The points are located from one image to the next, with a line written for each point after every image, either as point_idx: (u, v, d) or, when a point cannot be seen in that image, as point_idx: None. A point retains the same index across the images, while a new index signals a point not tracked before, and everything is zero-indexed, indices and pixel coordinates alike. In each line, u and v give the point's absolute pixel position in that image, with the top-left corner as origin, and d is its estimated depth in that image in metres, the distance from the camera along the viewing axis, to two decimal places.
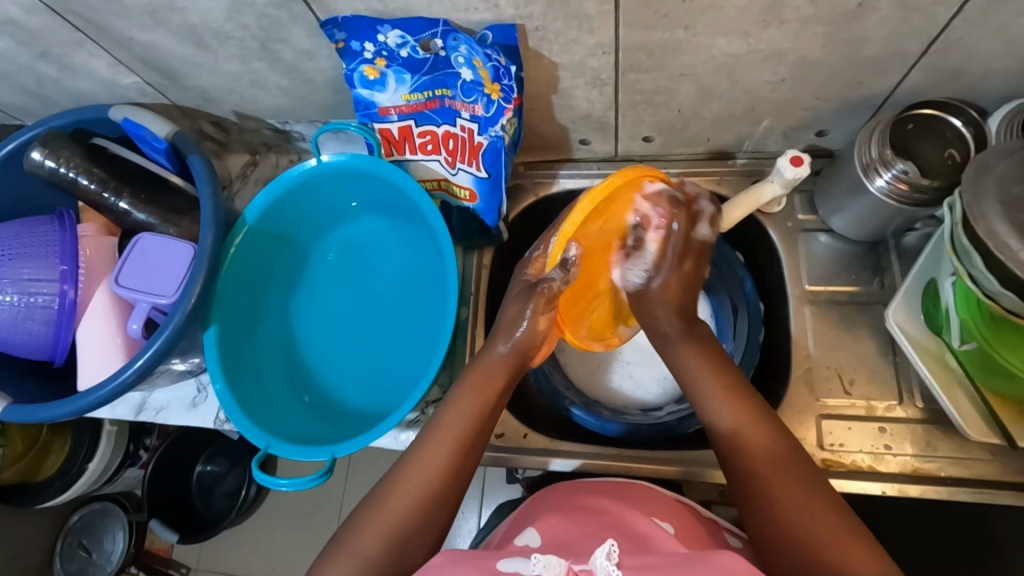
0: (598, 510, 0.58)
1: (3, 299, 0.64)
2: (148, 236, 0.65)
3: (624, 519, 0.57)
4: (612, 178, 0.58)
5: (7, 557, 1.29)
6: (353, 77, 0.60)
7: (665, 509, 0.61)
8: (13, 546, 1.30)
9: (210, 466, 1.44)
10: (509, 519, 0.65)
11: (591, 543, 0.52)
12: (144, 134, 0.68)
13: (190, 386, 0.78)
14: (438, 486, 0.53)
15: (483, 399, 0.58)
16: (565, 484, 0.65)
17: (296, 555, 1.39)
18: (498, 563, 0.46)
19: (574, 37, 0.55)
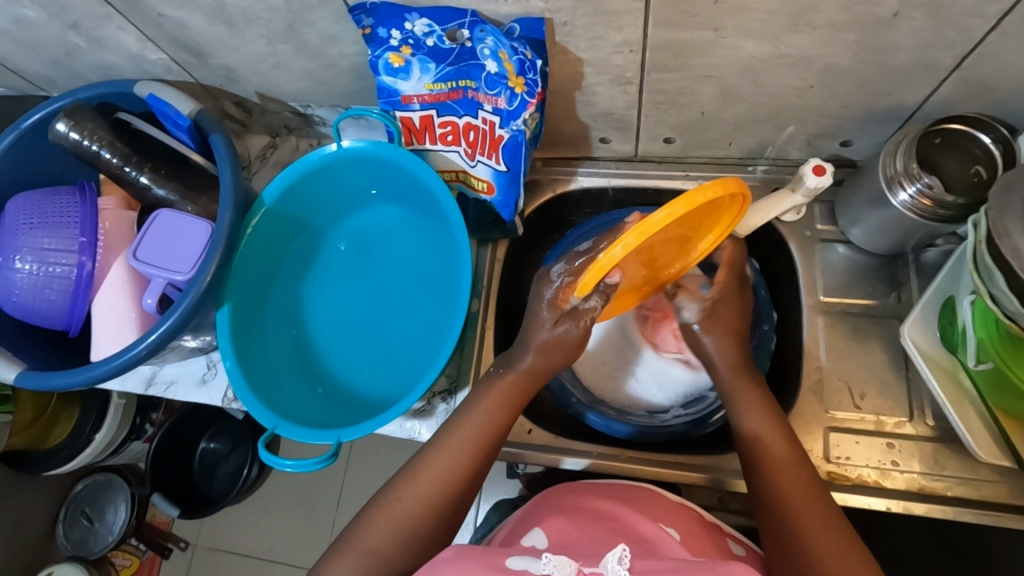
0: (604, 513, 0.59)
1: (22, 267, 0.65)
2: (166, 212, 0.65)
3: (629, 525, 0.57)
4: (676, 208, 0.46)
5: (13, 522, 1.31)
6: (377, 64, 0.61)
7: (672, 514, 0.61)
8: (19, 511, 1.32)
9: (213, 444, 1.46)
10: (514, 515, 0.65)
11: (597, 547, 0.53)
12: (167, 110, 0.68)
13: (200, 362, 0.79)
14: (450, 476, 0.54)
15: (502, 404, 0.58)
16: (574, 484, 0.65)
17: (294, 537, 1.41)
18: (506, 560, 0.47)
19: (601, 34, 0.55)
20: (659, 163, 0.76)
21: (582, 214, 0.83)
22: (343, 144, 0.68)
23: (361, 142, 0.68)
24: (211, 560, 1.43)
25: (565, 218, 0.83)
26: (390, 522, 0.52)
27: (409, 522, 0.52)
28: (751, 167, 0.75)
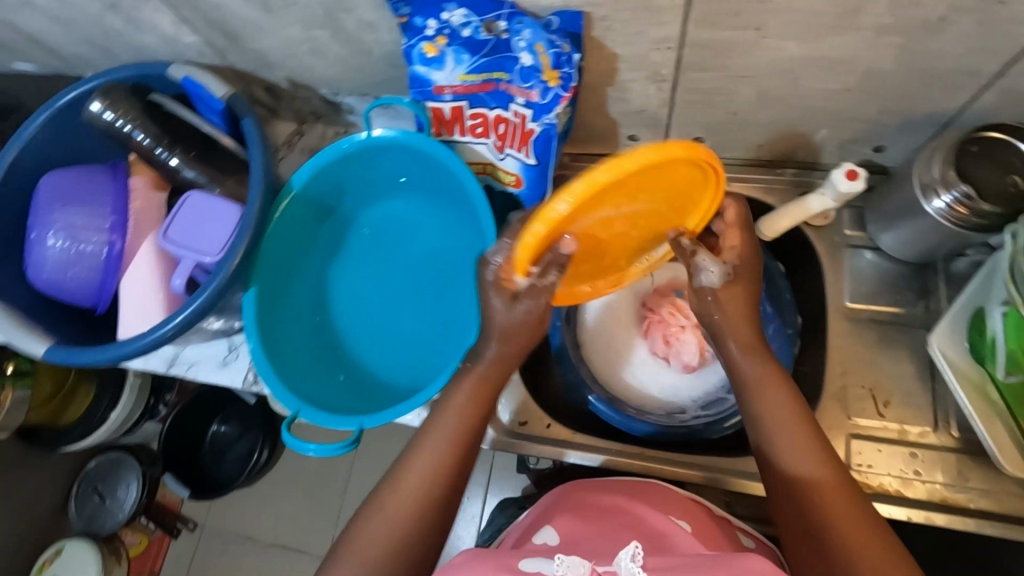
0: (614, 510, 0.59)
1: (54, 243, 0.67)
2: (197, 193, 0.65)
3: (640, 519, 0.57)
4: (595, 174, 0.46)
5: (25, 496, 1.34)
6: (412, 53, 0.61)
7: (681, 507, 0.61)
8: (32, 485, 1.35)
9: (224, 428, 1.46)
10: (525, 514, 0.65)
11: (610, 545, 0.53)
12: (202, 93, 0.69)
13: (222, 345, 0.80)
14: (453, 459, 0.54)
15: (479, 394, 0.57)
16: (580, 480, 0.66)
17: (302, 522, 1.43)
18: (520, 562, 0.47)
19: (639, 30, 0.55)
20: None
21: None
22: (375, 133, 0.68)
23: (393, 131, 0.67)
24: (219, 542, 1.45)
25: None
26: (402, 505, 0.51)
27: (429, 510, 0.52)
28: (780, 170, 0.74)
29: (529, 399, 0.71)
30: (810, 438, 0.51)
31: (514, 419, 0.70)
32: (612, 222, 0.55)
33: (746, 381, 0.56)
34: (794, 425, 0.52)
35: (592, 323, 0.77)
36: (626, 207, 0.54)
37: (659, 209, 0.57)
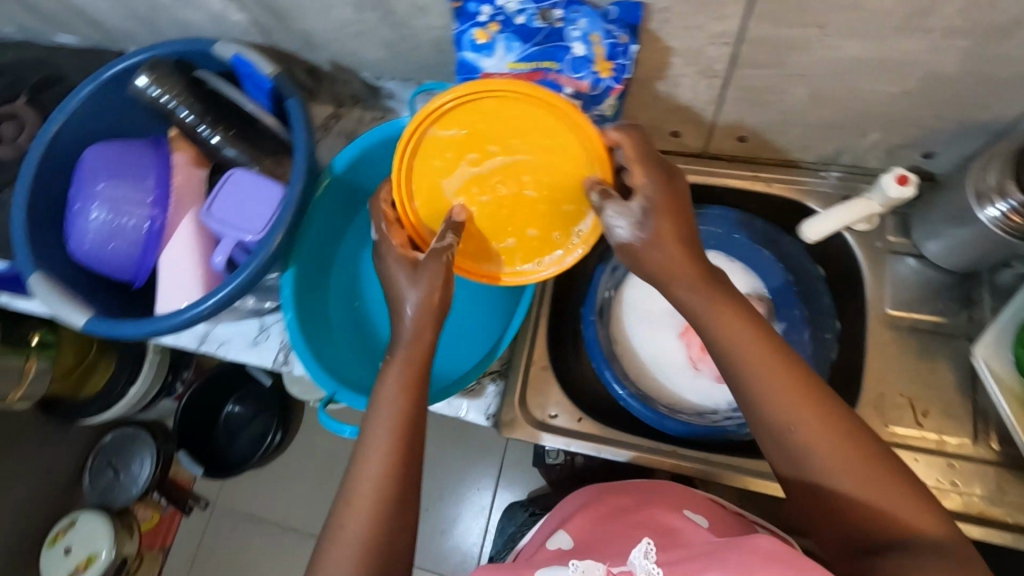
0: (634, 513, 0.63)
1: (96, 216, 0.67)
2: (241, 170, 0.65)
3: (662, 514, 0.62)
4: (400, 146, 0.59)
5: (41, 465, 1.35)
6: (462, 39, 0.60)
7: (694, 502, 0.66)
8: (47, 455, 1.36)
9: (238, 408, 1.47)
10: (547, 519, 0.73)
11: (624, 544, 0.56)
12: (251, 72, 0.68)
13: (253, 324, 0.80)
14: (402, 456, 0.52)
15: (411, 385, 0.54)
16: (588, 490, 0.71)
17: (314, 504, 1.44)
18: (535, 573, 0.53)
19: (699, 23, 0.54)
20: (728, 162, 0.75)
21: None
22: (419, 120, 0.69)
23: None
24: (229, 520, 1.46)
25: None
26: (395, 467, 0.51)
27: None
28: (823, 172, 0.73)
29: (561, 392, 0.71)
30: (838, 425, 0.47)
31: (544, 412, 0.70)
32: (492, 177, 0.61)
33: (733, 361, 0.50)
34: (812, 419, 0.47)
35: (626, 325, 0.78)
36: (488, 161, 0.60)
37: (557, 158, 0.59)
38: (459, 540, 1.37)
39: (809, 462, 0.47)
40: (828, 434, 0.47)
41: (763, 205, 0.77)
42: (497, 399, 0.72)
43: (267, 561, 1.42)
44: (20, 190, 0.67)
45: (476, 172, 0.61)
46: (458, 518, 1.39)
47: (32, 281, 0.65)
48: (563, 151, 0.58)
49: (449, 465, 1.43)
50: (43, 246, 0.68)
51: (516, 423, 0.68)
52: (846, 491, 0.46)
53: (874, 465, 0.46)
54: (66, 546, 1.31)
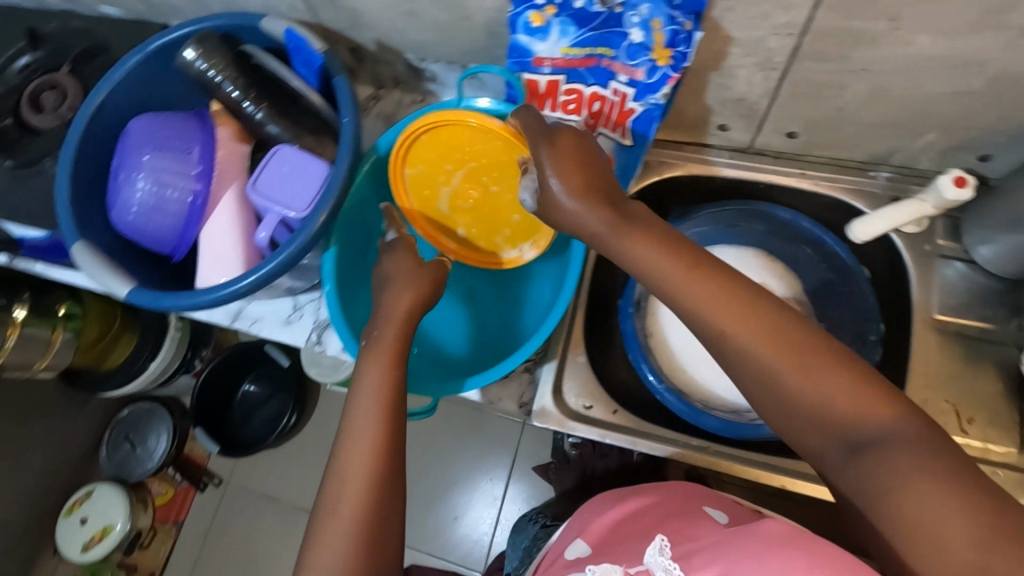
0: (643, 511, 0.63)
1: (140, 187, 0.67)
2: (287, 147, 0.65)
3: (662, 507, 0.62)
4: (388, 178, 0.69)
5: (60, 435, 1.37)
6: (517, 21, 0.59)
7: (713, 499, 0.63)
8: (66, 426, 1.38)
9: (255, 387, 1.48)
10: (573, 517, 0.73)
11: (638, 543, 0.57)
12: (302, 46, 0.68)
13: (287, 304, 0.80)
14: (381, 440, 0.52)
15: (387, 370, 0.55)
16: (605, 492, 0.71)
17: None
18: None
19: (764, 12, 0.53)
20: (774, 159, 0.74)
21: (681, 203, 0.81)
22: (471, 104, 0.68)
23: (494, 104, 0.67)
24: (241, 499, 1.46)
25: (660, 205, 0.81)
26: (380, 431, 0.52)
27: None
28: (872, 172, 0.72)
29: (596, 383, 0.71)
30: (806, 347, 0.42)
31: (580, 403, 0.70)
32: (465, 187, 0.71)
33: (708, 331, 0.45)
34: (772, 347, 0.42)
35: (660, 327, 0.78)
36: (457, 176, 0.70)
37: (495, 160, 0.67)
38: (470, 530, 1.37)
39: (785, 399, 0.42)
40: (796, 357, 0.41)
41: (808, 203, 0.76)
42: (531, 388, 0.72)
43: (278, 541, 1.42)
44: (64, 158, 0.68)
45: (455, 190, 0.71)
46: (470, 508, 1.39)
47: (75, 249, 0.65)
48: (490, 153, 0.67)
49: (464, 455, 1.43)
50: (85, 216, 0.68)
51: (551, 412, 0.68)
52: (865, 451, 0.39)
53: (881, 413, 0.39)
54: (83, 517, 1.33)
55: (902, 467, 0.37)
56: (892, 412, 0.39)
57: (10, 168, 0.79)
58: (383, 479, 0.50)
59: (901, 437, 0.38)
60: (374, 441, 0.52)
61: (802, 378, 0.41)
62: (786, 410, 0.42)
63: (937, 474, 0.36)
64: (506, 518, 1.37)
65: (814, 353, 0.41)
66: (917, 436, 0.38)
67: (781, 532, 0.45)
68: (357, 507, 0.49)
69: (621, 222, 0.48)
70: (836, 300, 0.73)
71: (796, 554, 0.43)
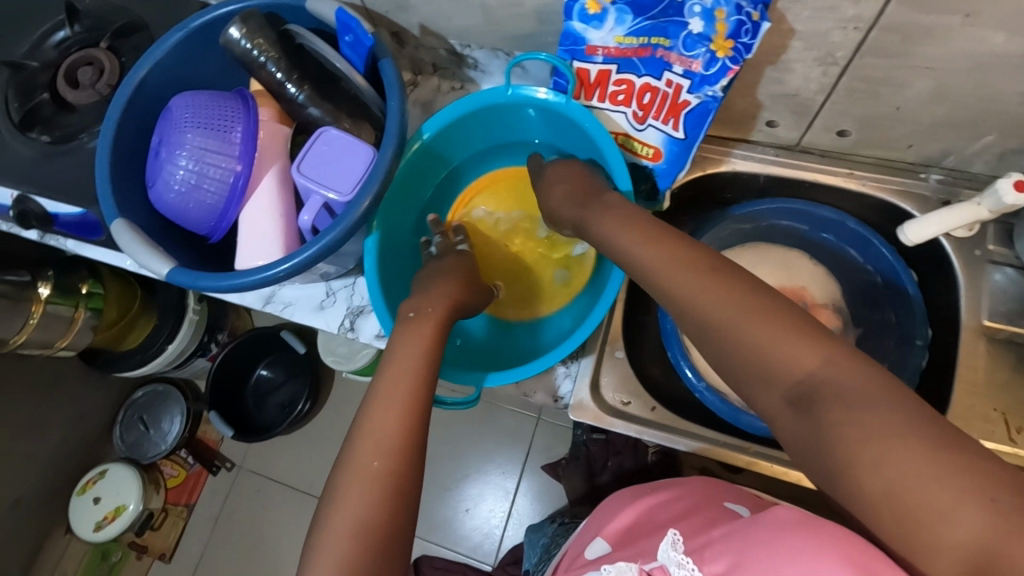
0: (658, 510, 0.61)
1: (181, 166, 0.66)
2: (332, 129, 0.64)
3: (675, 500, 0.61)
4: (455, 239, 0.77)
5: (75, 415, 1.37)
6: (573, 8, 0.58)
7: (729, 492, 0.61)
8: (80, 406, 1.37)
9: (268, 372, 1.46)
10: (587, 519, 0.72)
11: (654, 540, 0.55)
12: (354, 27, 0.65)
13: (319, 289, 0.79)
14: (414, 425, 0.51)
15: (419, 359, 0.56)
16: (623, 492, 0.70)
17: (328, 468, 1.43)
18: None
19: (832, 5, 0.51)
20: (821, 157, 0.72)
21: (720, 199, 0.80)
22: (525, 92, 0.66)
23: (557, 97, 0.65)
24: (253, 483, 1.45)
25: (698, 202, 0.80)
26: (393, 411, 0.52)
27: None
28: (922, 174, 0.70)
29: (636, 380, 0.70)
30: (770, 320, 0.43)
31: (617, 399, 0.70)
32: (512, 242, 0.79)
33: (753, 319, 0.43)
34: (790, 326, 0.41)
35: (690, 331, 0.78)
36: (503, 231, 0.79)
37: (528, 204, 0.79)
38: (481, 523, 1.37)
39: (760, 374, 0.42)
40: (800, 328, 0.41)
41: (853, 204, 0.74)
42: (568, 381, 0.71)
43: (289, 526, 1.41)
44: (104, 134, 0.67)
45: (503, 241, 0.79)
46: (481, 501, 1.38)
47: (115, 226, 0.65)
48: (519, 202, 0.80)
49: (478, 446, 1.42)
50: (125, 193, 0.68)
51: (589, 407, 0.67)
52: (875, 437, 0.37)
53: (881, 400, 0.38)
54: (96, 496, 1.33)
55: (871, 441, 0.37)
56: (862, 381, 0.39)
57: (46, 144, 0.78)
58: (414, 470, 0.49)
59: (866, 405, 0.38)
60: (403, 428, 0.51)
61: (773, 353, 0.42)
62: (760, 387, 0.43)
63: (923, 447, 0.35)
64: (518, 512, 1.36)
65: (781, 326, 0.42)
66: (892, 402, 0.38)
67: (790, 517, 0.42)
68: (391, 494, 0.48)
69: (596, 207, 0.61)
70: (881, 303, 0.72)
71: (807, 535, 0.40)
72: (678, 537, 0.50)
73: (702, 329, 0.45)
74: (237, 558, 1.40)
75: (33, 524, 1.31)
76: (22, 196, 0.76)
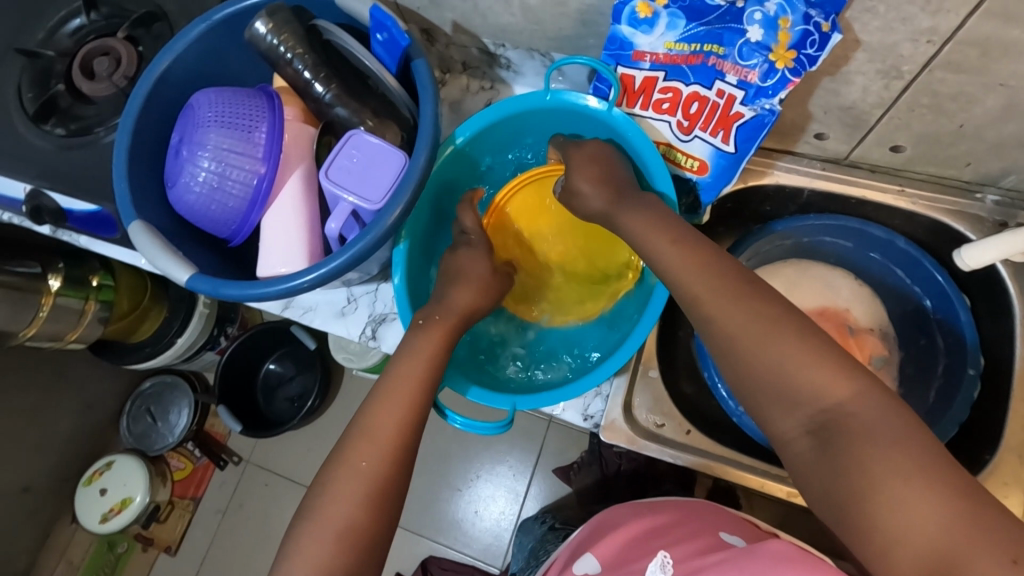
0: (652, 532, 0.64)
1: (203, 167, 0.63)
2: (361, 133, 0.61)
3: (678, 525, 0.64)
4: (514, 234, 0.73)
5: (83, 406, 1.34)
6: (622, 11, 0.55)
7: (724, 519, 0.64)
8: (88, 396, 1.35)
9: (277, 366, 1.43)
10: (584, 524, 0.75)
11: (643, 559, 0.60)
12: (389, 26, 0.62)
13: (341, 294, 0.76)
14: None
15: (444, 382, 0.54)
16: (627, 506, 0.72)
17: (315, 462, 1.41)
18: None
19: (906, 15, 0.48)
20: (870, 173, 0.69)
21: (760, 211, 0.76)
22: (566, 98, 0.63)
23: (603, 105, 0.62)
24: (260, 478, 1.42)
25: (738, 213, 0.77)
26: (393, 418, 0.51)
27: None
28: (978, 194, 0.66)
29: (673, 403, 0.68)
30: None
31: (651, 420, 0.67)
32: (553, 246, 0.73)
33: None
34: None
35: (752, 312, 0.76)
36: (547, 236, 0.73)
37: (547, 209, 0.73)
38: (492, 525, 1.33)
39: None
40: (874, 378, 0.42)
41: (903, 222, 0.71)
42: (597, 399, 0.67)
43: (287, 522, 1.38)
44: (123, 131, 0.64)
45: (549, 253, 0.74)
46: (492, 503, 1.34)
47: (133, 229, 0.62)
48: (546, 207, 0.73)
49: (488, 448, 1.37)
50: (142, 192, 0.65)
51: (621, 428, 0.65)
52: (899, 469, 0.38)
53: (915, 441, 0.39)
54: (102, 487, 1.30)
55: (891, 474, 0.39)
56: (883, 414, 0.41)
57: (62, 137, 0.75)
58: None
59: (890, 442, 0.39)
60: None
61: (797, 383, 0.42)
62: (788, 413, 0.44)
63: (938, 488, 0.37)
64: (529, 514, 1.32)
65: None
66: (905, 434, 0.40)
67: (788, 552, 0.49)
68: None
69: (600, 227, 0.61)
70: (931, 325, 0.69)
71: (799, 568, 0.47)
72: (667, 560, 0.58)
73: (778, 366, 0.44)
74: (241, 552, 1.37)
75: (39, 515, 1.29)
76: (36, 191, 0.73)
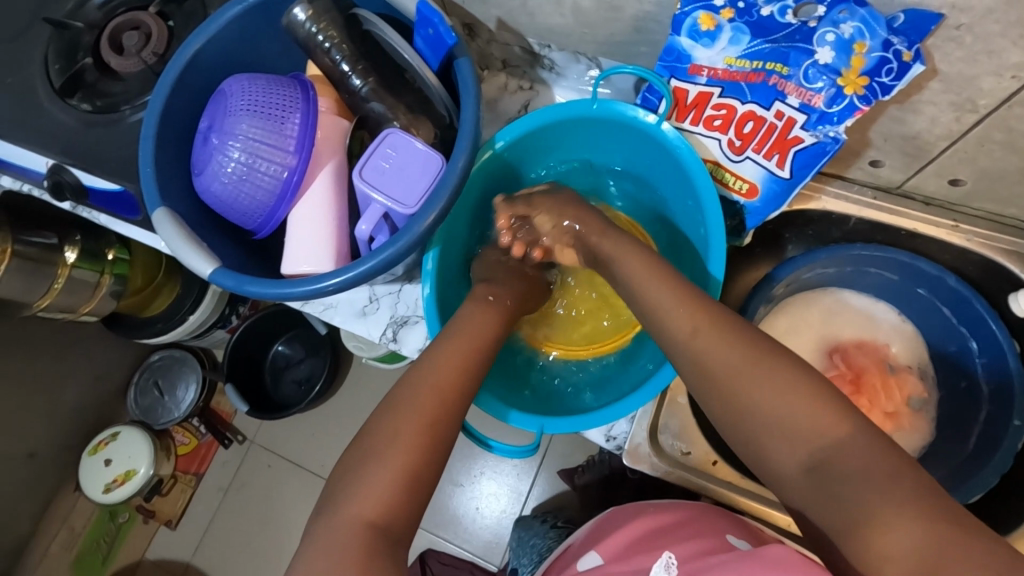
0: (659, 530, 0.60)
1: (232, 156, 0.60)
2: (397, 133, 0.59)
3: (685, 524, 0.60)
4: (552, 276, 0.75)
5: (92, 376, 1.33)
6: (683, 22, 0.53)
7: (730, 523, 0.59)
8: (97, 367, 1.34)
9: (286, 348, 1.41)
10: (586, 527, 0.71)
11: (643, 556, 0.57)
12: (435, 21, 0.59)
13: (363, 293, 0.74)
14: None
15: (464, 398, 0.52)
16: (630, 505, 0.68)
17: (319, 453, 1.38)
18: None
19: (994, 48, 0.44)
20: (924, 205, 0.65)
21: (802, 234, 0.73)
22: (614, 107, 0.61)
23: (653, 118, 0.59)
24: (264, 460, 1.39)
25: (778, 235, 0.74)
26: (410, 434, 0.48)
27: None
28: None
29: (698, 431, 0.67)
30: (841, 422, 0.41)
31: (675, 447, 0.66)
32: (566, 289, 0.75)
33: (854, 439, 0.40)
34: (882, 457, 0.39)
35: (779, 335, 0.73)
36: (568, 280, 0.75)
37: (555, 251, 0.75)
38: (492, 523, 1.31)
39: None
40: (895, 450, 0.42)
41: (952, 259, 0.68)
42: (622, 420, 0.65)
43: (301, 509, 1.35)
44: (151, 113, 0.62)
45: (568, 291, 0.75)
46: (494, 501, 1.32)
47: (157, 215, 0.60)
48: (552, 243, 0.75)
49: None
50: (167, 177, 0.63)
51: (645, 453, 0.63)
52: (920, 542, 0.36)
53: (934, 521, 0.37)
54: (107, 457, 1.29)
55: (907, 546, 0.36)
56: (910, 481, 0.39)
57: (87, 113, 0.73)
58: None
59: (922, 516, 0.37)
60: None
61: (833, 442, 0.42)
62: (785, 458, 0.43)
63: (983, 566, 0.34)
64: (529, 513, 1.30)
65: None
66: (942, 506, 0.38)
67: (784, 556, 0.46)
68: None
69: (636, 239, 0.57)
70: (976, 368, 0.67)
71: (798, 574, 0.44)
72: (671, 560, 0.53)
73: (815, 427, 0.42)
74: (241, 532, 1.36)
75: (42, 483, 1.29)
76: (58, 166, 0.70)
